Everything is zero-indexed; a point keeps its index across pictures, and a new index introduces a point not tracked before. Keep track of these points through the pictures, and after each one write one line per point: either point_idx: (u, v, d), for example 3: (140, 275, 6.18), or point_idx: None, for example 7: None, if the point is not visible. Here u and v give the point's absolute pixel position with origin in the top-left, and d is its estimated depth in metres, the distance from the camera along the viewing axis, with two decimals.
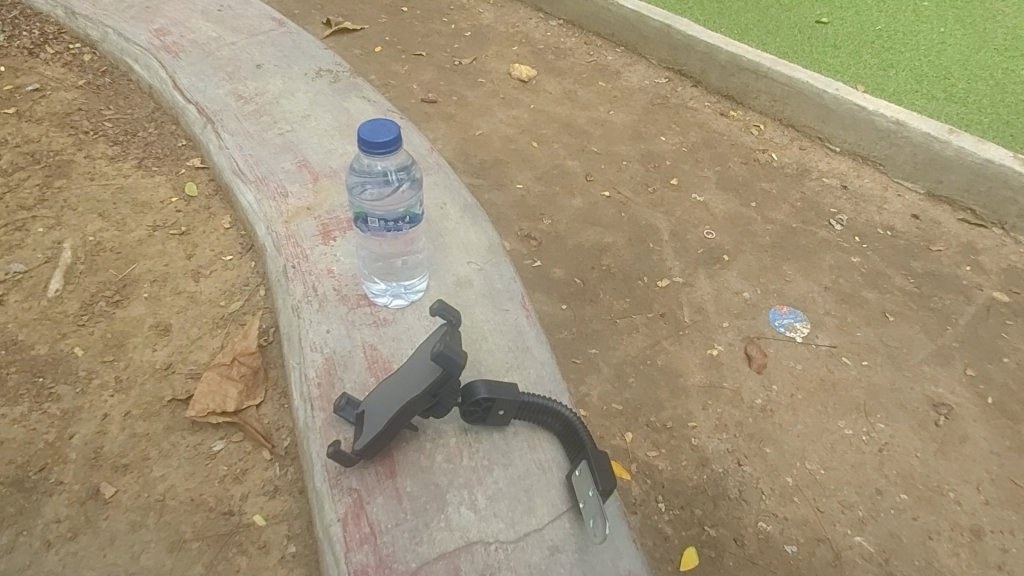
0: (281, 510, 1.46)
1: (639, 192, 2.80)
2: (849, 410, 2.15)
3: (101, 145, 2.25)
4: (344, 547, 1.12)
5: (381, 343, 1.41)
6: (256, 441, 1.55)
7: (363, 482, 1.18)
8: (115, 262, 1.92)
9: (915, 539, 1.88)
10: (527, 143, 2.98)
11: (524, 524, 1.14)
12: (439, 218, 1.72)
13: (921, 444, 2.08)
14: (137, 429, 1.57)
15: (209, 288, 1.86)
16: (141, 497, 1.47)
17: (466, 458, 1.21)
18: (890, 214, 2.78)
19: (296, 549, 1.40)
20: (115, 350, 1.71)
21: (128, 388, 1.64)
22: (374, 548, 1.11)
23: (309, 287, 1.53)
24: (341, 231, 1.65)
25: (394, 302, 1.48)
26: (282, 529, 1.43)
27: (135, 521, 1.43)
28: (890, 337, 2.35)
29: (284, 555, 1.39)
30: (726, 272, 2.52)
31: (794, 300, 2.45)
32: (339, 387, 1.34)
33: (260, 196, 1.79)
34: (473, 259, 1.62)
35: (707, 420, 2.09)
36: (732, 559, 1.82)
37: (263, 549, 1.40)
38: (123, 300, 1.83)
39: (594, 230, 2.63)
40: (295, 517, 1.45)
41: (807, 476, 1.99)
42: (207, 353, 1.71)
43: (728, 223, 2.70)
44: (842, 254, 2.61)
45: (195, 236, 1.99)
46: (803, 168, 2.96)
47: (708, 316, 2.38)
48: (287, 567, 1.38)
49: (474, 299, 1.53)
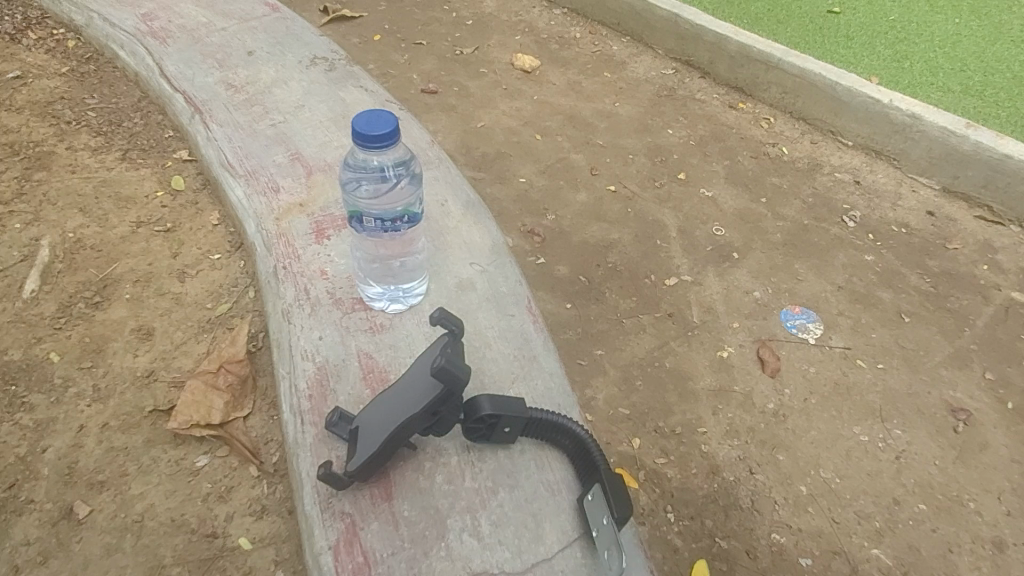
0: (269, 532, 1.37)
1: (646, 186, 2.70)
2: (865, 415, 2.06)
3: (84, 136, 2.15)
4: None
5: (378, 351, 1.32)
6: (243, 456, 1.46)
7: (357, 506, 1.09)
8: (96, 261, 1.82)
9: (935, 552, 1.79)
10: (531, 135, 2.87)
11: (532, 554, 1.05)
12: (440, 216, 1.62)
13: (939, 451, 1.99)
14: (115, 442, 1.48)
15: (195, 289, 1.77)
16: (117, 517, 1.38)
17: (468, 479, 1.12)
18: (904, 210, 2.68)
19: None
20: (93, 356, 1.62)
21: (107, 397, 1.55)
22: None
23: (301, 289, 1.44)
24: (336, 229, 1.56)
25: (393, 307, 1.39)
26: (269, 553, 1.34)
27: (110, 544, 1.34)
28: (906, 339, 2.26)
29: None
30: (736, 270, 2.43)
31: (807, 301, 2.36)
32: (331, 399, 1.25)
33: (251, 190, 1.69)
34: (476, 260, 1.53)
35: (717, 426, 2.01)
36: (743, 573, 1.73)
37: (248, 575, 1.32)
38: (102, 302, 1.73)
39: (599, 226, 2.53)
40: (284, 541, 1.36)
41: (822, 485, 1.90)
42: (192, 360, 1.62)
43: (737, 219, 2.60)
44: (855, 252, 2.52)
45: (181, 233, 1.89)
46: (815, 163, 2.86)
47: (718, 316, 2.28)
48: None
49: (477, 303, 1.44)
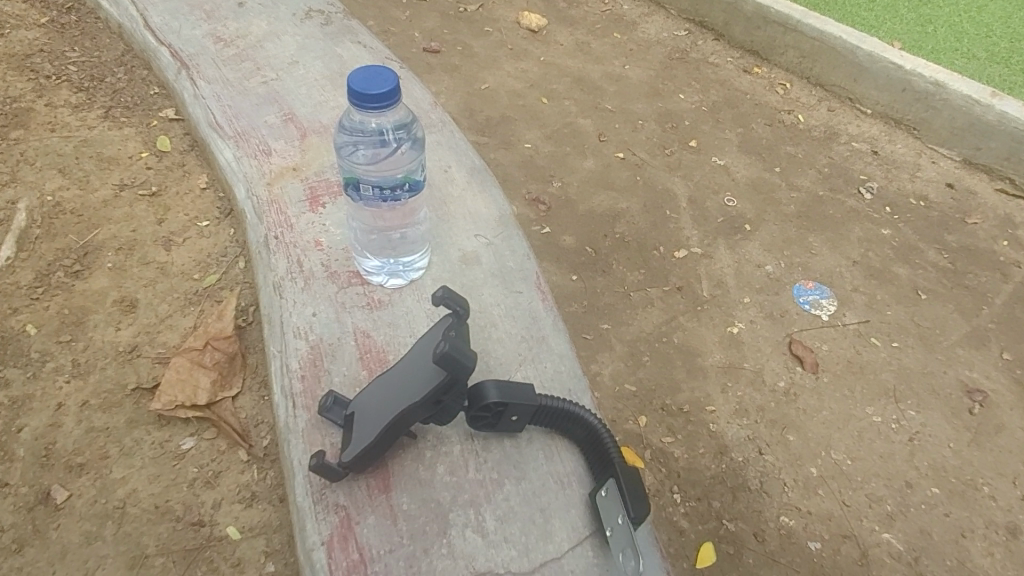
0: (259, 522, 1.30)
1: (655, 153, 2.58)
2: (878, 395, 1.99)
3: (64, 92, 2.03)
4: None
5: (376, 330, 1.24)
6: (232, 439, 1.39)
7: (352, 498, 1.02)
8: (76, 226, 1.73)
9: (947, 537, 1.74)
10: (536, 98, 2.75)
11: (540, 552, 0.98)
12: (443, 184, 1.53)
13: (954, 434, 1.93)
14: (95, 422, 1.41)
15: (182, 258, 1.68)
16: (97, 504, 1.31)
17: (471, 470, 1.05)
18: (923, 182, 2.58)
19: (275, 568, 1.26)
20: (73, 329, 1.54)
21: (87, 373, 1.47)
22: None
23: (294, 261, 1.35)
24: (331, 196, 1.46)
25: (392, 281, 1.31)
26: (259, 543, 1.28)
27: (89, 532, 1.28)
28: (921, 317, 2.18)
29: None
30: (748, 243, 2.33)
31: (820, 276, 2.27)
32: (326, 381, 1.18)
33: (241, 153, 1.59)
34: (481, 231, 1.44)
35: (726, 404, 1.93)
36: (751, 556, 1.68)
37: (237, 567, 1.26)
38: (83, 271, 1.65)
39: (606, 195, 2.42)
40: (274, 530, 1.30)
41: (832, 467, 1.84)
42: (178, 334, 1.54)
43: (750, 189, 2.50)
44: (872, 225, 2.42)
45: (168, 198, 1.80)
46: (832, 131, 2.74)
47: (728, 290, 2.20)
48: None
49: (482, 278, 1.35)
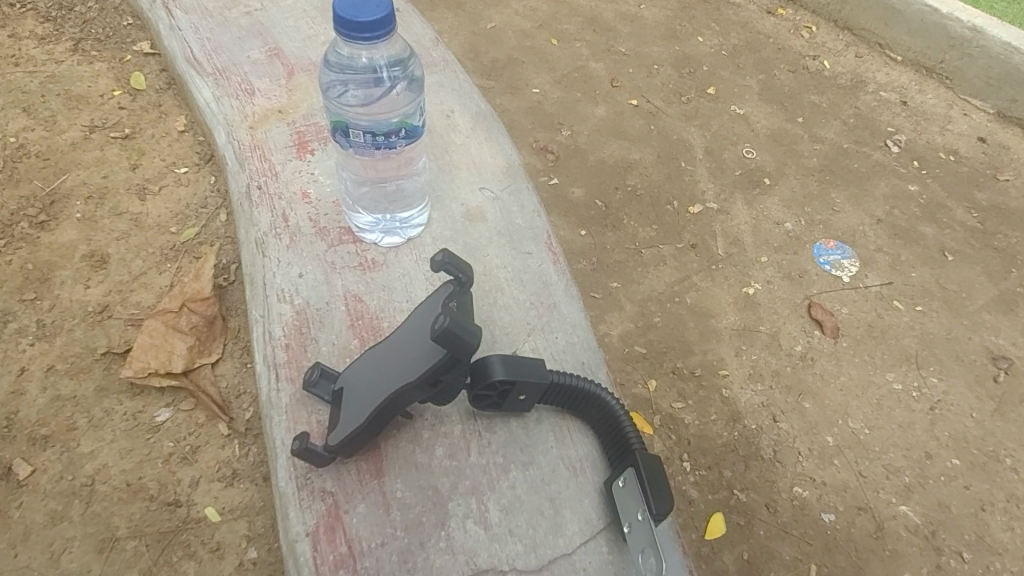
0: (241, 503, 1.23)
1: (671, 101, 2.40)
2: (899, 361, 1.86)
3: (30, 22, 1.88)
4: (314, 573, 0.92)
5: (369, 294, 1.15)
6: (211, 411, 1.30)
7: (341, 484, 0.98)
8: (41, 171, 1.60)
9: (966, 510, 1.63)
10: (545, 40, 2.55)
11: (549, 547, 0.95)
12: (445, 130, 1.41)
13: (977, 403, 1.81)
14: (62, 390, 1.32)
15: (157, 210, 1.56)
16: (63, 480, 1.23)
17: (474, 454, 1.01)
18: (954, 135, 2.41)
19: (258, 554, 1.18)
20: (38, 288, 1.43)
21: (53, 335, 1.37)
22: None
23: (278, 216, 1.24)
24: (320, 143, 1.34)
25: (387, 240, 1.21)
26: (240, 526, 1.20)
27: (55, 512, 1.20)
28: (948, 280, 2.04)
29: (242, 562, 1.17)
30: (767, 198, 2.17)
31: (843, 234, 2.12)
32: (312, 350, 1.09)
33: (221, 92, 1.45)
34: (486, 184, 1.33)
35: (740, 369, 1.79)
36: (762, 528, 1.56)
37: (216, 552, 1.18)
38: (48, 223, 1.52)
39: (618, 144, 2.25)
40: (257, 513, 1.22)
41: (849, 437, 1.71)
42: (153, 294, 1.44)
43: (771, 141, 2.33)
44: (898, 181, 2.26)
45: (142, 142, 1.66)
46: (859, 79, 2.55)
47: (745, 249, 2.04)
48: None
49: (488, 237, 1.25)
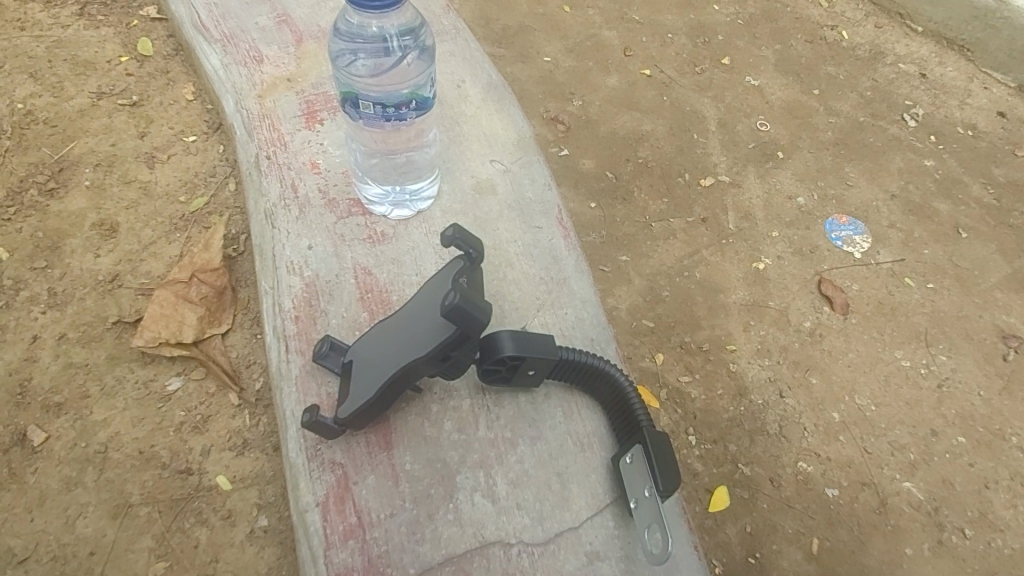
0: (252, 472, 1.24)
1: (685, 71, 2.36)
2: (908, 339, 1.85)
3: None
4: (324, 542, 0.93)
5: (378, 267, 1.15)
6: (221, 380, 1.31)
7: (351, 456, 0.99)
8: (49, 138, 1.59)
9: (970, 488, 1.64)
10: (558, 6, 2.49)
11: (556, 522, 0.96)
12: (456, 100, 1.39)
13: (985, 381, 1.81)
14: (74, 358, 1.33)
15: (166, 178, 1.55)
16: (77, 447, 1.25)
17: (482, 428, 1.02)
18: (973, 110, 2.36)
19: (268, 523, 1.20)
20: (48, 255, 1.44)
21: (65, 303, 1.38)
22: (362, 546, 0.93)
23: (288, 186, 1.24)
24: (329, 113, 1.33)
25: (397, 212, 1.21)
26: (251, 495, 1.22)
27: (69, 478, 1.22)
28: (960, 257, 2.02)
29: (253, 530, 1.19)
30: (779, 172, 2.14)
31: (855, 210, 2.09)
32: (321, 321, 1.10)
33: (229, 59, 1.44)
34: (497, 156, 1.32)
35: (748, 344, 1.79)
36: (766, 502, 1.56)
37: (228, 519, 1.20)
38: (58, 190, 1.52)
39: (630, 115, 2.21)
40: (268, 482, 1.24)
41: (855, 413, 1.72)
42: (163, 263, 1.44)
43: (786, 114, 2.28)
44: (914, 156, 2.22)
45: (150, 109, 1.65)
46: (878, 51, 2.49)
47: (756, 223, 2.02)
48: (256, 543, 1.18)
49: (498, 210, 1.25)
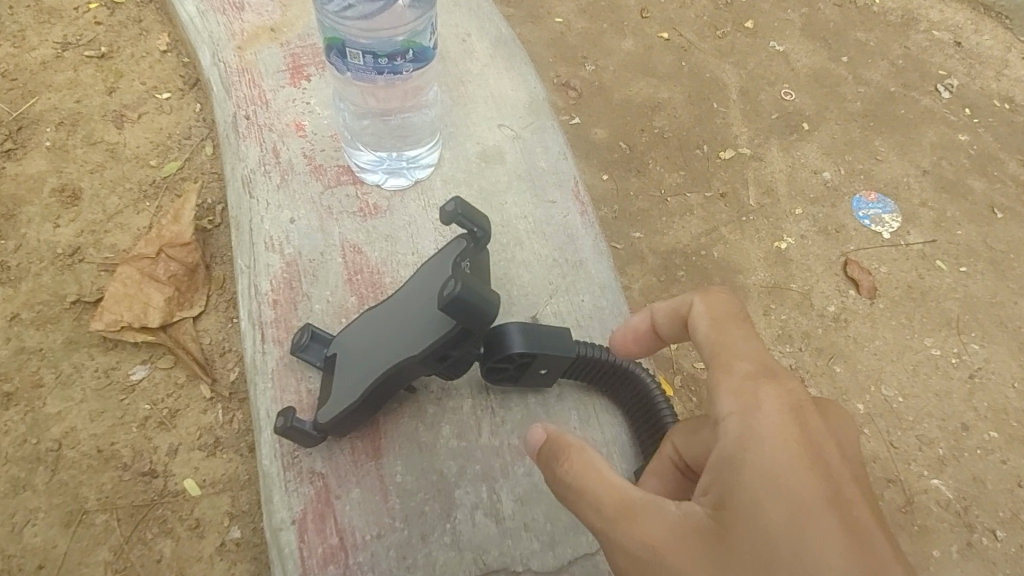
0: (224, 475, 1.14)
1: (704, 35, 2.17)
2: (938, 325, 1.73)
3: None
4: (300, 566, 0.86)
5: (370, 245, 1.03)
6: (191, 370, 1.20)
7: (334, 466, 0.90)
8: (9, 94, 1.45)
9: (1001, 487, 1.53)
10: None
11: (565, 546, 0.89)
12: (459, 56, 1.25)
13: (1020, 373, 1.68)
14: (27, 342, 1.21)
15: (137, 139, 1.42)
16: (26, 445, 1.14)
17: (485, 435, 0.94)
18: (1010, 82, 2.20)
19: (241, 533, 1.11)
20: (2, 225, 1.31)
21: (19, 280, 1.26)
22: (344, 571, 0.86)
23: (268, 151, 1.11)
24: (316, 68, 1.19)
25: (391, 181, 1.09)
26: (222, 503, 1.12)
27: (18, 479, 1.12)
28: (995, 239, 1.88)
29: (224, 543, 1.10)
30: (804, 145, 1.99)
31: (885, 186, 1.94)
32: (303, 306, 0.98)
33: (206, 6, 1.29)
34: (506, 121, 1.19)
35: (768, 329, 1.67)
36: None
37: (195, 530, 1.10)
38: (15, 151, 1.39)
39: (646, 82, 2.04)
40: (242, 488, 1.13)
41: (881, 405, 1.60)
42: (130, 236, 1.31)
43: (812, 82, 2.12)
44: (947, 129, 2.07)
45: (120, 63, 1.51)
46: (911, 16, 2.30)
47: (778, 200, 1.87)
48: (227, 556, 1.09)
49: (506, 181, 1.12)
